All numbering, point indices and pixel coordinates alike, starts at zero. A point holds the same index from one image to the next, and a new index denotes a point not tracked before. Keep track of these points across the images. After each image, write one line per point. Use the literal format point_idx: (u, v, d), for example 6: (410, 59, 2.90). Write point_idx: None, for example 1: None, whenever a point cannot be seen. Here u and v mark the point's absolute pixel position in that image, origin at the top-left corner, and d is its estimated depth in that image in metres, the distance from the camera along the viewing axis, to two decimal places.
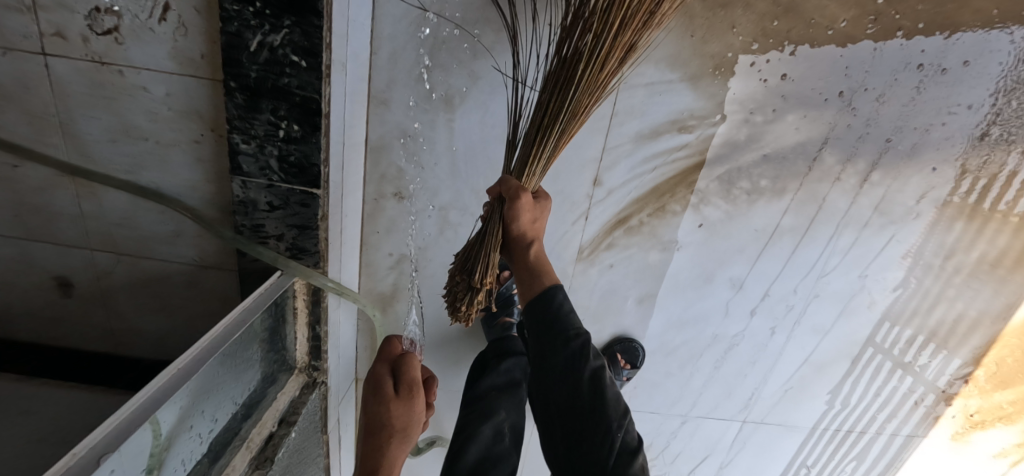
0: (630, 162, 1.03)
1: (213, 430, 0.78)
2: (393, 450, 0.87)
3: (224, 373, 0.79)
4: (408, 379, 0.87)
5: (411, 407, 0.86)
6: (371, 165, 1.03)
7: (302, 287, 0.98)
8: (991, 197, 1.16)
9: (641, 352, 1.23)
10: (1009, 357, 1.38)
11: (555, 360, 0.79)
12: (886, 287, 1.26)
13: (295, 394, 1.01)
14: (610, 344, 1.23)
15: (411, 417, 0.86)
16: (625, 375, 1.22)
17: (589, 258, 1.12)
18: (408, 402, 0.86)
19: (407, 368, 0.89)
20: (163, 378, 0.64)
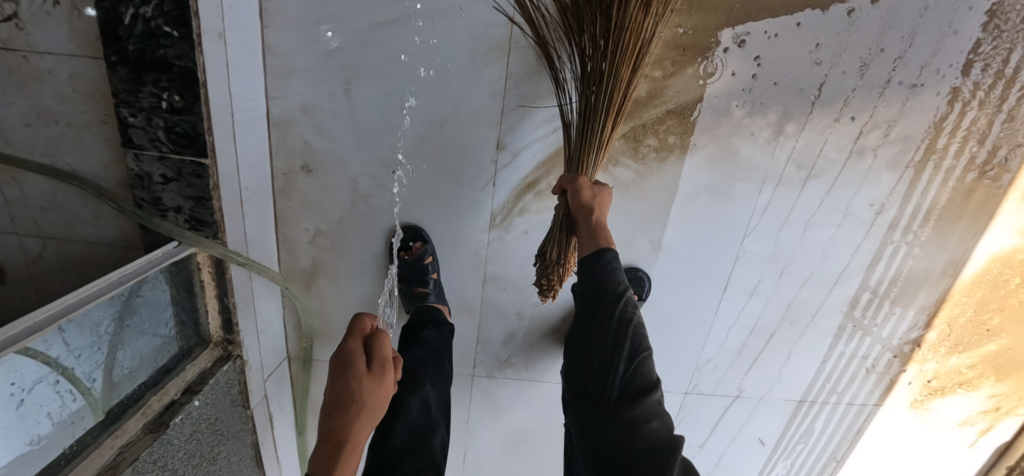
0: (532, 123, 1.02)
1: (93, 388, 0.82)
2: (360, 429, 0.65)
3: (102, 333, 0.83)
4: (381, 355, 0.70)
5: (382, 385, 0.68)
6: (275, 140, 1.03)
7: (207, 260, 0.99)
8: (919, 148, 1.12)
9: (648, 282, 1.17)
10: (961, 317, 1.33)
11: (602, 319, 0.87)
12: (828, 248, 1.19)
13: (207, 366, 1.02)
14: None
15: (382, 395, 0.68)
16: None
17: (503, 225, 1.11)
18: (382, 380, 0.69)
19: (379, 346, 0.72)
20: (20, 326, 0.68)
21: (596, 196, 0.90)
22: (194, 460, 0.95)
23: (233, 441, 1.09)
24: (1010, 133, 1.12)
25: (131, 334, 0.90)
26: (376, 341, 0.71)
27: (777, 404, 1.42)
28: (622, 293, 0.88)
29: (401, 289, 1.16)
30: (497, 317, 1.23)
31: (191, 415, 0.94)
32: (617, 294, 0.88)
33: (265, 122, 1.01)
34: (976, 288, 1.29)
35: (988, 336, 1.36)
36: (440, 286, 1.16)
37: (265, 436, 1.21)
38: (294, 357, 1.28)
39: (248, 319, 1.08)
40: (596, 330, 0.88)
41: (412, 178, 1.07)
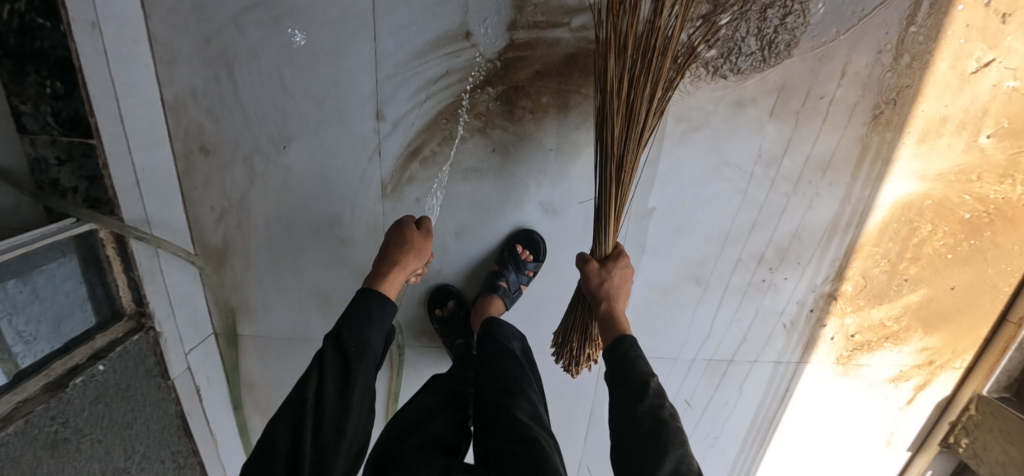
0: (406, 94, 1.08)
1: None
2: (406, 257, 0.97)
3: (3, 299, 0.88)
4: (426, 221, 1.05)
5: (427, 237, 1.02)
6: (172, 123, 1.11)
7: (110, 236, 1.07)
8: (800, 95, 1.13)
9: (542, 243, 1.20)
10: (875, 268, 1.32)
11: (630, 412, 0.85)
12: (718, 200, 1.22)
13: (117, 337, 1.10)
14: (510, 240, 1.21)
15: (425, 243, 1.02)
16: (528, 269, 1.19)
17: (395, 194, 1.17)
18: (427, 235, 1.03)
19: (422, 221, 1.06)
20: None
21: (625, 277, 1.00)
22: (102, 422, 1.03)
23: (151, 408, 1.17)
24: (894, 75, 1.11)
25: (33, 298, 0.94)
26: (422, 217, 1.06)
27: (697, 364, 1.43)
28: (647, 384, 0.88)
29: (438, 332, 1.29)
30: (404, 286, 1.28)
31: (97, 379, 1.02)
32: (641, 383, 0.88)
33: (161, 107, 1.09)
34: (886, 238, 1.28)
35: (907, 287, 1.34)
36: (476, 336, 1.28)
37: (192, 408, 1.28)
38: (221, 333, 1.35)
39: (160, 293, 1.16)
40: (630, 424, 0.84)
41: (303, 153, 1.14)
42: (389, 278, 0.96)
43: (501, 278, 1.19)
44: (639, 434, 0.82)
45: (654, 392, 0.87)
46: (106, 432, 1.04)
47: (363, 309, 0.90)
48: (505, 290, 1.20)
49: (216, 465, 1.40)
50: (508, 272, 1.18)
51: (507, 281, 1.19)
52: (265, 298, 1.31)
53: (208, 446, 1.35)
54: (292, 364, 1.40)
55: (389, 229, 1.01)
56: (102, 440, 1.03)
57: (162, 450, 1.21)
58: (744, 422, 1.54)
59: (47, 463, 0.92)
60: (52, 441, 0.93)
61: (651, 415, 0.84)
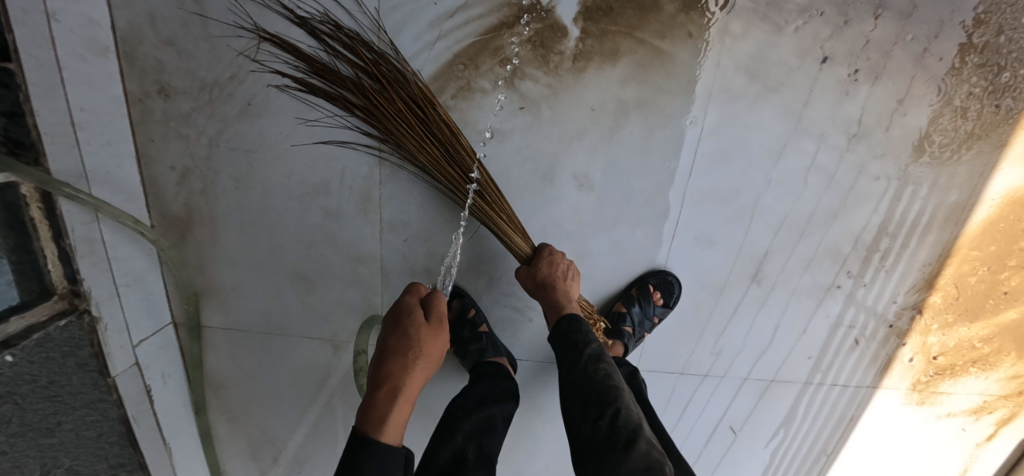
0: (417, 31, 0.88)
1: None
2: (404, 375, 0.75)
3: None
4: (437, 309, 0.82)
5: (439, 336, 0.80)
6: (128, 64, 0.91)
7: (35, 194, 0.85)
8: (904, 56, 0.91)
9: (678, 289, 1.06)
10: (972, 276, 1.09)
11: (572, 377, 0.80)
12: (790, 181, 1.00)
13: (40, 321, 0.87)
14: (645, 278, 1.06)
15: (437, 346, 0.79)
16: (656, 314, 1.05)
17: (397, 158, 0.96)
18: (438, 331, 0.80)
19: (434, 302, 0.83)
20: None
21: (552, 266, 0.92)
22: (10, 427, 0.81)
23: (82, 411, 0.94)
24: (1014, 35, 0.91)
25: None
26: (432, 297, 0.83)
27: (749, 384, 1.20)
28: (593, 348, 0.82)
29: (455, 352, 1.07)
30: (402, 272, 1.05)
31: (6, 372, 0.80)
32: (579, 354, 0.82)
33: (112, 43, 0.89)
34: (989, 240, 1.06)
35: (1005, 302, 1.12)
36: (493, 337, 1.07)
37: (140, 411, 1.06)
38: (182, 322, 1.13)
39: (102, 267, 0.93)
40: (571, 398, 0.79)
41: (286, 103, 0.93)
42: (391, 422, 0.73)
43: (625, 321, 1.04)
44: (579, 392, 0.78)
45: (596, 360, 0.81)
46: (14, 441, 0.82)
47: (362, 463, 0.69)
48: (628, 336, 1.05)
49: None
50: (634, 315, 1.04)
51: (633, 326, 1.05)
52: (235, 281, 1.08)
53: (160, 457, 1.12)
54: (266, 362, 1.18)
55: (389, 326, 0.81)
56: (5, 451, 0.81)
57: (96, 462, 0.99)
58: (796, 455, 1.30)
59: None
60: None
61: (588, 382, 0.78)
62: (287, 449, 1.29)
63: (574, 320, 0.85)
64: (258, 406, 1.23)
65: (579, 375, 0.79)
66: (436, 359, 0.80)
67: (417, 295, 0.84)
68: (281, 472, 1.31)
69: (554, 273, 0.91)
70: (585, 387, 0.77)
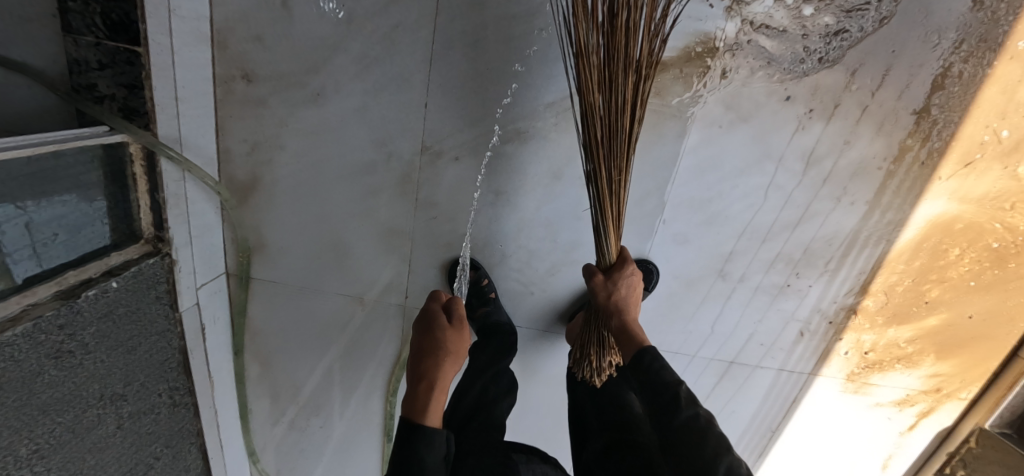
0: (463, 45, 1.06)
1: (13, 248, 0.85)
2: (442, 368, 0.94)
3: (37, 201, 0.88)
4: (457, 314, 1.04)
5: (461, 336, 1.01)
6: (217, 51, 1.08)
7: (140, 153, 1.03)
8: (854, 102, 1.13)
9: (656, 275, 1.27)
10: (899, 286, 1.32)
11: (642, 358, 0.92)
12: (754, 195, 1.21)
13: (133, 257, 1.06)
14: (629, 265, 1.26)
15: (461, 343, 1.00)
16: None
17: (434, 149, 1.15)
18: (459, 332, 1.01)
19: (454, 310, 1.05)
20: None
21: (627, 291, 1.03)
22: (107, 342, 0.99)
23: (155, 338, 1.12)
24: (948, 92, 1.11)
25: (54, 199, 0.91)
26: (452, 305, 1.05)
27: (712, 363, 1.43)
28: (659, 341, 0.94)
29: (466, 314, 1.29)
30: (428, 245, 1.25)
31: (109, 296, 0.98)
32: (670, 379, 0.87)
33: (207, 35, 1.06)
34: (914, 256, 1.29)
35: (926, 310, 1.35)
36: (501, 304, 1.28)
37: (194, 345, 1.24)
38: (233, 273, 1.31)
39: (182, 219, 1.12)
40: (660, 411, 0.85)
41: (347, 96, 1.11)
42: (430, 407, 0.90)
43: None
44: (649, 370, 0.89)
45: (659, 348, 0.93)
46: (110, 354, 1.00)
47: (415, 442, 0.85)
48: None
49: (210, 409, 1.35)
50: None
51: None
52: (282, 242, 1.27)
53: (204, 388, 1.31)
54: (300, 314, 1.36)
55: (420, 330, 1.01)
56: (105, 359, 1.00)
57: (161, 383, 1.16)
58: (747, 429, 1.53)
59: (48, 372, 0.88)
60: (56, 350, 0.89)
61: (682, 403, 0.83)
62: (307, 394, 1.47)
63: (656, 354, 0.91)
64: (290, 352, 1.42)
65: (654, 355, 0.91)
66: (460, 357, 0.99)
67: (439, 303, 1.05)
68: (300, 414, 1.50)
69: (624, 297, 1.02)
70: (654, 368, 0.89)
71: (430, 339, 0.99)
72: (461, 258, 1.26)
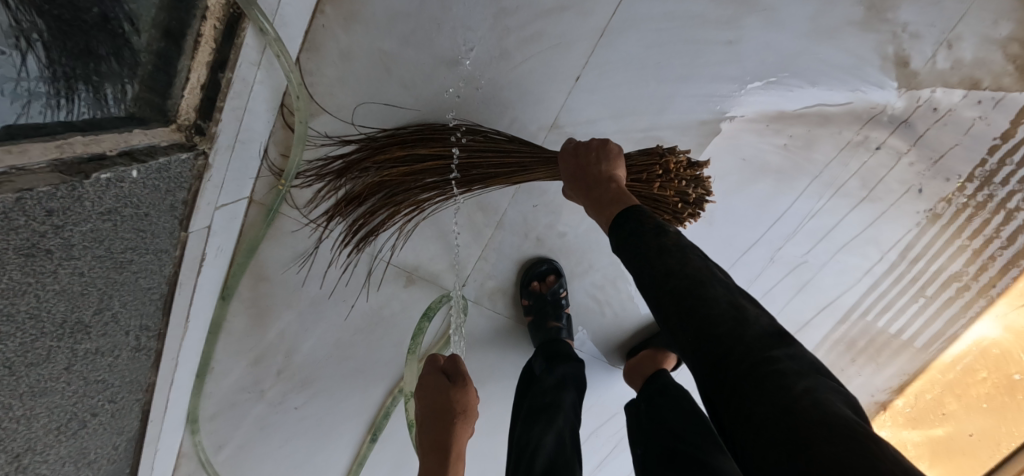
0: (641, 31, 0.93)
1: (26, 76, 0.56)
2: (457, 434, 0.86)
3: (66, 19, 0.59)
4: (458, 369, 0.90)
5: (468, 391, 0.88)
6: None
7: (217, 10, 0.75)
8: (962, 213, 1.15)
9: None
10: (927, 394, 1.36)
11: (672, 274, 0.65)
12: (845, 275, 1.20)
13: (160, 145, 0.77)
14: None
15: (470, 401, 0.88)
16: None
17: (564, 131, 1.00)
18: (465, 388, 0.88)
19: (456, 366, 0.92)
20: None
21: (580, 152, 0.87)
22: (95, 249, 0.69)
23: (148, 258, 0.82)
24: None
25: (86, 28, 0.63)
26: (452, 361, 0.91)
27: None
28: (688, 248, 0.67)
29: (531, 323, 1.13)
30: (515, 233, 1.10)
31: (122, 188, 0.68)
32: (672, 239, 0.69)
33: None
34: (951, 369, 1.34)
35: (940, 420, 1.40)
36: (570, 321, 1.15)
37: (187, 277, 0.95)
38: (258, 201, 1.04)
39: (235, 117, 0.85)
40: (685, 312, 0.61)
41: (488, 40, 0.93)
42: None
43: None
44: (681, 291, 0.62)
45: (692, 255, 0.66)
46: (93, 266, 0.70)
47: None
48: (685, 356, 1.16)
49: (171, 360, 1.05)
50: None
51: None
52: None
53: (176, 333, 1.01)
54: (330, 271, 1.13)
55: (419, 386, 0.91)
56: (84, 274, 0.69)
57: (133, 319, 0.86)
58: None
59: (9, 276, 0.56)
60: (31, 246, 0.57)
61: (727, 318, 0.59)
62: (298, 361, 1.23)
63: (636, 212, 0.74)
64: (295, 311, 1.17)
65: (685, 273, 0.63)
66: (472, 413, 0.89)
67: (435, 365, 0.92)
68: (278, 386, 1.25)
69: (586, 162, 0.86)
70: (686, 285, 0.62)
71: (435, 401, 0.88)
72: (542, 258, 1.12)
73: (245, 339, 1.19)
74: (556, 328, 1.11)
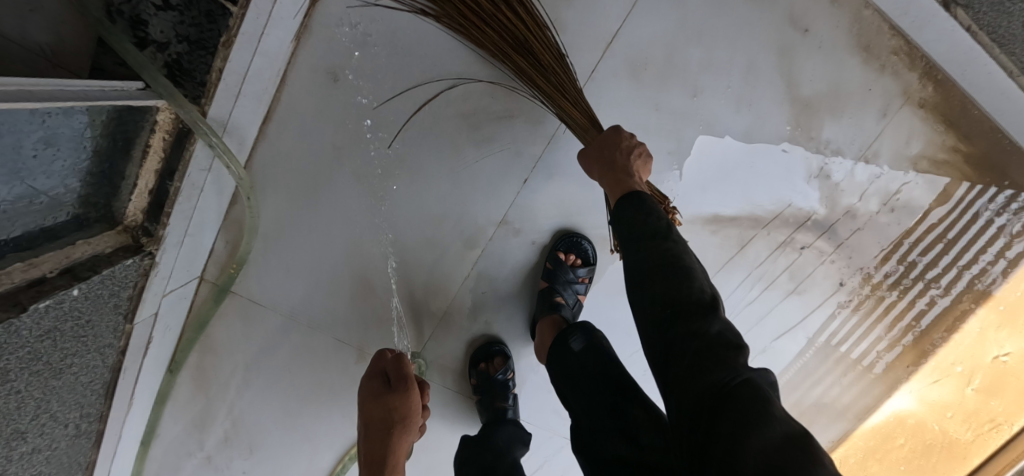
0: (585, 143, 0.99)
1: None
2: (395, 441, 0.85)
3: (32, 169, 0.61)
4: (402, 374, 0.88)
5: (410, 399, 0.86)
6: (309, 42, 0.87)
7: (167, 122, 0.76)
8: (875, 302, 1.27)
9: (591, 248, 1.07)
10: (851, 458, 1.46)
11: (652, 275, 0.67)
12: (774, 354, 1.30)
13: (104, 252, 0.78)
14: (554, 244, 1.07)
15: (411, 409, 0.86)
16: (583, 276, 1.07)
17: (513, 226, 1.06)
18: (405, 394, 0.86)
19: (401, 368, 0.90)
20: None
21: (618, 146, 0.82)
22: (33, 366, 0.69)
23: (91, 355, 0.83)
24: (941, 316, 1.30)
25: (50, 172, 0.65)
26: (399, 364, 0.89)
27: None
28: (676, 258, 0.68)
29: (479, 402, 1.15)
30: (467, 314, 1.14)
31: (61, 307, 0.69)
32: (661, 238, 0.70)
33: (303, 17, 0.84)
34: (871, 436, 1.44)
35: None
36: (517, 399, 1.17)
37: (131, 363, 0.95)
38: (208, 280, 1.05)
39: (185, 216, 0.87)
40: (644, 288, 0.67)
41: (440, 144, 0.98)
42: None
43: (558, 294, 1.06)
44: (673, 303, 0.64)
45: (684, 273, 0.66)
46: (30, 382, 0.70)
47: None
48: (562, 307, 1.07)
49: (113, 439, 1.03)
50: (561, 287, 1.06)
51: (563, 297, 1.07)
52: (295, 263, 1.05)
53: (120, 413, 1.00)
54: (284, 346, 1.14)
55: (363, 383, 0.89)
56: (20, 391, 0.69)
57: (72, 412, 0.86)
58: None
59: None
60: None
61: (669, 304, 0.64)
62: (241, 435, 1.21)
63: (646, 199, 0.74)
64: (245, 384, 1.16)
65: (678, 284, 0.64)
66: (413, 422, 0.87)
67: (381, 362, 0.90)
68: (223, 451, 1.20)
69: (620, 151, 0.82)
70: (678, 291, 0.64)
71: (373, 408, 0.86)
72: (490, 339, 1.16)
73: (192, 412, 1.17)
74: (502, 408, 1.13)
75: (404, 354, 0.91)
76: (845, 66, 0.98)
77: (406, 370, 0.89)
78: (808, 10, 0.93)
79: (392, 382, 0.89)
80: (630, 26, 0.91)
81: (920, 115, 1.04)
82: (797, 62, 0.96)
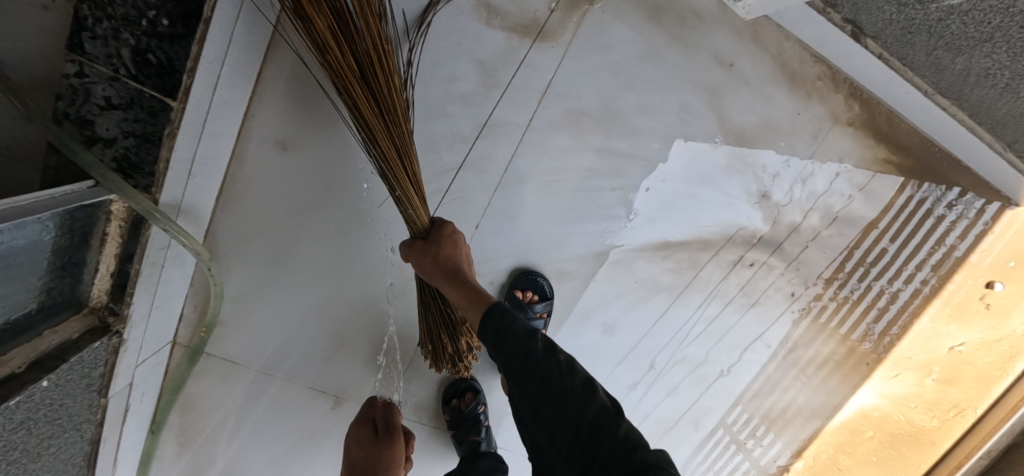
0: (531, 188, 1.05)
1: None
2: None
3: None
4: (390, 423, 1.01)
5: (393, 446, 0.97)
6: (256, 114, 0.91)
7: (121, 211, 0.81)
8: (828, 308, 1.33)
9: (547, 284, 1.13)
10: (823, 453, 1.51)
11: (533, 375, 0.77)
12: (738, 365, 1.36)
13: (72, 337, 0.81)
14: (511, 282, 1.12)
15: (394, 457, 0.96)
16: (540, 311, 1.12)
17: None
18: (391, 441, 0.98)
19: (391, 418, 1.03)
20: None
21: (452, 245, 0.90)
22: (11, 456, 0.72)
23: (68, 433, 0.86)
24: (895, 316, 1.35)
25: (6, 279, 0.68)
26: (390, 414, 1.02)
27: None
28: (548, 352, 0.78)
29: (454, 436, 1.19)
30: None
31: (32, 399, 0.72)
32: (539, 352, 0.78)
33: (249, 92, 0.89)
34: (840, 433, 1.48)
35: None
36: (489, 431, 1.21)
37: (110, 432, 0.98)
38: (181, 344, 1.08)
39: (147, 290, 0.90)
40: (537, 386, 0.76)
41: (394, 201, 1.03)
42: None
43: None
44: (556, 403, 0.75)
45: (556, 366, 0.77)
46: (10, 469, 0.74)
47: None
48: None
49: None
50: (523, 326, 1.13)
51: None
52: (265, 320, 1.09)
53: None
54: (262, 400, 1.17)
55: (352, 428, 1.02)
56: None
57: None
58: None
59: None
60: None
61: (582, 396, 0.76)
62: None
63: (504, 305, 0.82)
64: (225, 439, 1.19)
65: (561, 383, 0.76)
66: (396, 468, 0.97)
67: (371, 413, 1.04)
68: None
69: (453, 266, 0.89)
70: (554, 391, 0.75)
71: (362, 451, 0.98)
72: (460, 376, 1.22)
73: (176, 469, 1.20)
74: (475, 441, 1.17)
75: (394, 406, 1.04)
76: (771, 96, 1.02)
77: (393, 421, 1.02)
78: (732, 47, 0.98)
79: (380, 430, 1.01)
80: (562, 78, 0.96)
81: (851, 134, 1.09)
82: (728, 95, 1.01)
